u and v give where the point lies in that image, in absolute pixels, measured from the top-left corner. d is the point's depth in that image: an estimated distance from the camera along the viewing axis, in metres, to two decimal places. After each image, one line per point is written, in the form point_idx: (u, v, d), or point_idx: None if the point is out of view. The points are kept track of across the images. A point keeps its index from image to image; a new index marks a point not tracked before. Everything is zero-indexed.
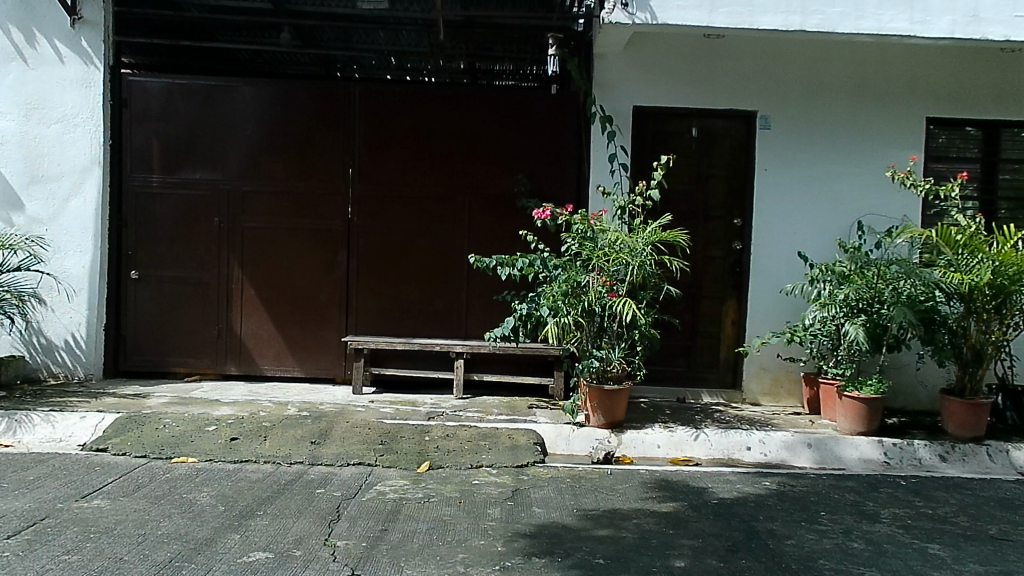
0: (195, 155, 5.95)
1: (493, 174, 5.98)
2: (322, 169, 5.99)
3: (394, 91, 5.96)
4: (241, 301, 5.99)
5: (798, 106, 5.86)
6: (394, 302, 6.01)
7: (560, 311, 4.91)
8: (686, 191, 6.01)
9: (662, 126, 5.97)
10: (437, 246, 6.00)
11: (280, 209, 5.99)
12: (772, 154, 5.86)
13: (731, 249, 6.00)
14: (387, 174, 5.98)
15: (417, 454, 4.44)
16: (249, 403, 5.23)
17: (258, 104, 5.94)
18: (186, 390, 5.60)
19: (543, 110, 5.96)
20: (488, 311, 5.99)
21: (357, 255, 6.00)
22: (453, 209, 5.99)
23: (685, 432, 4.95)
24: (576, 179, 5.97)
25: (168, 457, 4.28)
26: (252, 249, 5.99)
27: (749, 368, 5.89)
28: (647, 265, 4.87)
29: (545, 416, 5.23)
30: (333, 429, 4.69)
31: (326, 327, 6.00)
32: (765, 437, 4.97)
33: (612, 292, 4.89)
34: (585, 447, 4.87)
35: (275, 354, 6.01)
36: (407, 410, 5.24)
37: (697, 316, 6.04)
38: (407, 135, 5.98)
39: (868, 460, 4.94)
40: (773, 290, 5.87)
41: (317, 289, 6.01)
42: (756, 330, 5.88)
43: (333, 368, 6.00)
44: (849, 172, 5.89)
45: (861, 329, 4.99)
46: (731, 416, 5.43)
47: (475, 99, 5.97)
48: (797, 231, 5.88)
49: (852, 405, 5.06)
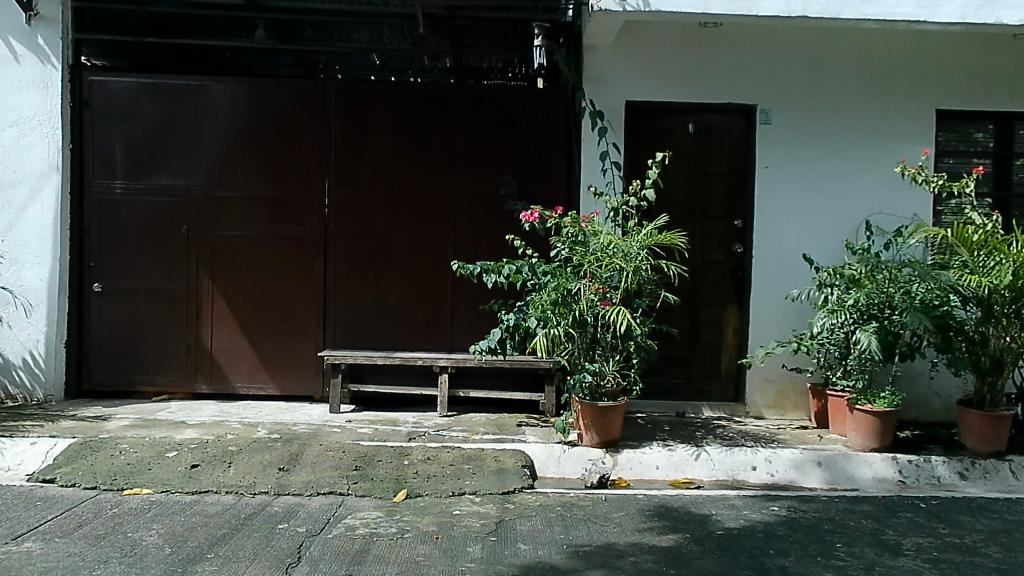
0: (163, 158, 5.59)
1: (479, 175, 5.63)
2: (298, 171, 5.63)
3: (373, 88, 5.61)
4: (212, 314, 5.63)
5: (800, 100, 5.52)
6: (375, 313, 5.65)
7: (550, 321, 4.55)
8: (683, 192, 5.66)
9: (657, 122, 5.63)
10: (421, 253, 5.64)
11: (253, 214, 5.63)
12: (773, 151, 5.52)
13: (731, 252, 5.65)
14: (367, 176, 5.63)
15: (395, 480, 4.07)
16: (217, 425, 4.86)
17: (229, 105, 5.59)
18: (151, 410, 5.24)
19: (531, 106, 5.62)
20: (474, 322, 5.64)
21: (336, 263, 5.64)
22: (437, 213, 5.63)
23: (686, 451, 4.60)
24: (566, 181, 5.62)
25: (121, 488, 3.92)
26: (223, 258, 5.63)
27: (752, 379, 5.54)
28: (642, 270, 4.54)
29: (534, 434, 4.86)
30: (303, 454, 4.33)
31: (302, 339, 5.64)
32: (772, 455, 4.62)
33: (605, 300, 4.50)
34: (578, 469, 4.51)
35: (248, 370, 5.64)
36: (387, 430, 4.88)
37: (697, 324, 5.68)
38: (388, 135, 5.63)
39: (883, 479, 4.59)
40: (777, 295, 5.52)
41: (293, 299, 5.65)
42: (761, 338, 5.52)
43: (310, 385, 5.64)
44: (857, 168, 5.54)
45: (873, 337, 4.63)
46: (735, 432, 5.07)
47: (459, 95, 5.62)
48: (802, 232, 5.53)
49: (864, 419, 4.73)
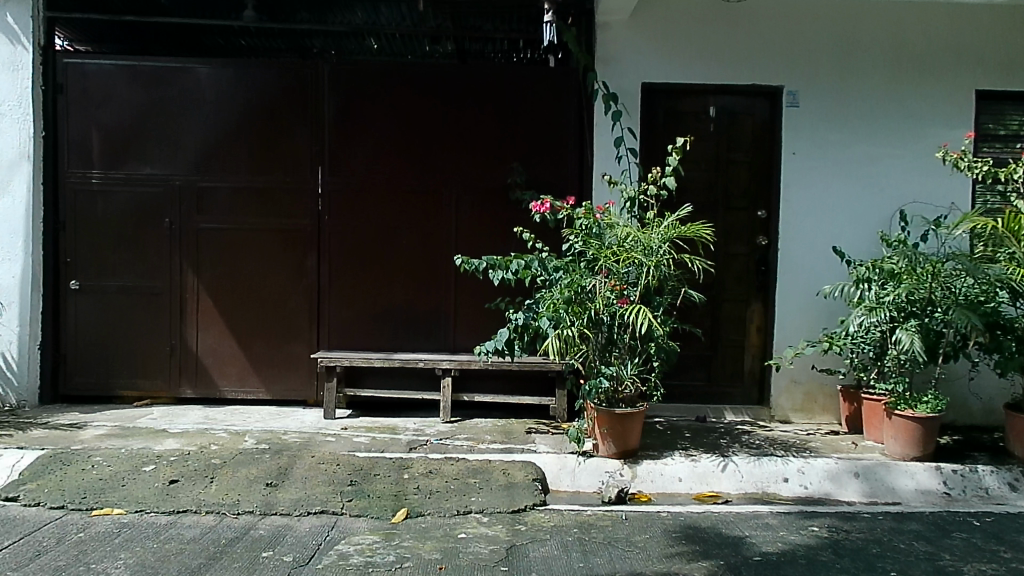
0: (143, 146, 5.20)
1: (484, 163, 5.24)
2: (289, 159, 5.24)
3: (369, 68, 5.21)
4: (197, 313, 5.24)
5: (829, 81, 5.12)
6: (372, 312, 5.27)
7: (562, 321, 4.16)
8: (704, 180, 5.25)
9: (675, 105, 5.21)
10: (422, 247, 5.25)
11: (241, 206, 5.24)
12: (801, 135, 5.12)
13: (755, 245, 5.25)
14: (363, 163, 5.24)
15: (394, 497, 3.69)
16: (201, 434, 4.49)
17: (214, 88, 5.20)
18: (130, 417, 4.85)
19: (539, 88, 5.21)
20: (479, 320, 5.25)
21: (330, 258, 5.26)
22: (438, 203, 5.24)
23: (711, 461, 4.22)
24: (577, 169, 5.23)
25: (90, 508, 3.55)
26: (209, 253, 5.24)
27: (779, 381, 5.15)
28: (664, 265, 4.15)
29: (546, 443, 4.48)
30: (293, 468, 3.95)
31: (295, 340, 5.26)
32: (804, 466, 4.25)
33: (622, 298, 4.14)
34: (594, 483, 4.13)
35: (237, 374, 5.26)
36: (385, 439, 4.50)
37: (718, 322, 5.28)
38: (386, 120, 5.23)
39: (926, 491, 4.21)
40: (805, 291, 5.12)
41: (285, 297, 5.26)
42: (788, 338, 5.13)
43: (303, 389, 5.26)
44: (891, 154, 5.14)
45: (916, 336, 4.25)
46: (762, 439, 4.69)
47: (462, 77, 5.22)
48: (832, 224, 5.13)
49: (903, 425, 4.35)
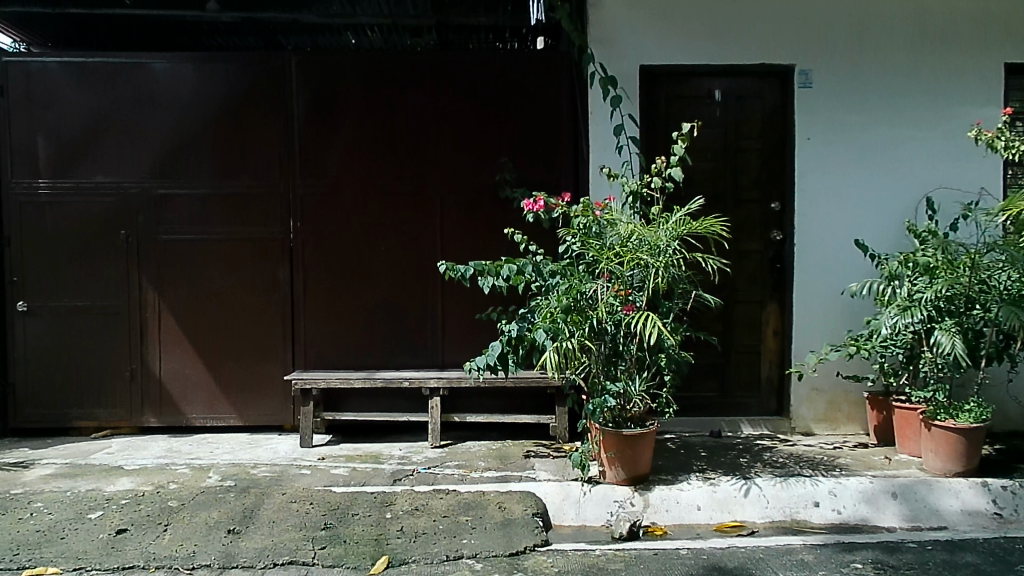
0: (93, 152, 4.72)
1: (470, 161, 4.77)
2: (255, 162, 4.77)
3: (340, 60, 4.75)
4: (160, 334, 4.77)
5: (845, 57, 4.67)
6: (353, 327, 4.80)
7: (560, 333, 3.67)
8: (711, 171, 4.78)
9: (676, 90, 4.76)
10: (404, 254, 4.79)
11: (204, 215, 4.77)
12: (815, 118, 4.67)
13: (769, 240, 4.77)
14: (337, 165, 4.78)
15: (374, 543, 3.22)
16: (159, 470, 4.01)
17: (169, 85, 4.73)
18: (85, 452, 4.37)
19: (528, 75, 4.75)
20: (470, 332, 4.79)
21: (304, 270, 4.79)
22: (420, 205, 4.78)
23: (732, 486, 3.77)
24: (572, 163, 4.77)
25: (20, 567, 3.02)
26: (170, 268, 4.77)
27: (799, 390, 4.71)
28: (673, 266, 3.69)
29: (546, 468, 4.03)
30: (259, 510, 3.48)
31: (268, 359, 4.79)
32: (836, 487, 3.80)
33: (627, 304, 3.69)
34: (601, 515, 3.67)
35: (205, 399, 4.79)
36: (367, 470, 4.03)
37: (731, 327, 4.81)
38: (360, 116, 4.77)
39: (973, 512, 3.76)
40: (825, 289, 4.67)
41: (257, 314, 4.79)
42: (808, 343, 4.67)
43: (279, 413, 4.79)
44: (914, 136, 4.69)
45: (957, 338, 3.79)
46: (786, 457, 4.23)
47: (441, 66, 4.76)
48: (852, 215, 4.68)
49: (944, 437, 3.89)
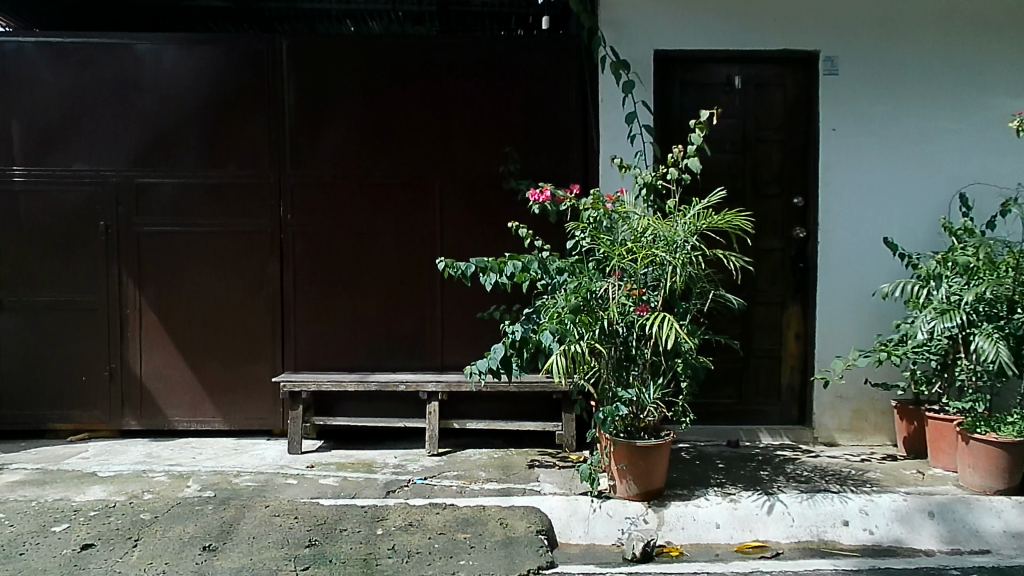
0: (72, 137, 4.45)
1: (473, 151, 4.48)
2: (244, 150, 4.49)
3: (334, 43, 4.46)
4: (140, 332, 4.49)
5: (873, 42, 4.37)
6: (347, 327, 4.52)
7: (569, 335, 3.36)
8: (729, 163, 4.47)
9: (692, 76, 4.45)
10: (402, 250, 4.50)
11: (189, 205, 4.49)
12: (841, 107, 4.36)
13: (791, 238, 4.46)
14: (330, 154, 4.49)
15: (362, 563, 2.93)
16: (135, 478, 3.72)
17: (153, 67, 4.45)
18: (58, 457, 4.09)
19: (535, 59, 4.45)
20: (470, 332, 4.50)
21: (295, 265, 4.50)
22: (419, 197, 4.49)
23: (754, 502, 3.47)
24: (581, 153, 4.48)
25: None
26: (151, 262, 4.49)
27: (822, 398, 4.40)
28: (692, 264, 3.39)
29: (551, 480, 3.73)
30: (239, 525, 3.19)
31: (256, 359, 4.51)
32: (867, 505, 3.50)
33: (641, 305, 3.39)
34: (611, 533, 3.38)
35: (189, 401, 4.50)
36: (358, 480, 3.74)
37: (750, 329, 4.51)
38: (355, 102, 4.48)
39: (1016, 534, 3.46)
40: (851, 291, 4.36)
41: (244, 311, 4.51)
42: (833, 349, 4.37)
43: (267, 417, 4.50)
44: (947, 127, 4.38)
45: (1001, 345, 3.50)
46: (810, 470, 3.93)
47: (443, 49, 4.46)
48: (880, 211, 4.37)
49: (984, 452, 3.59)
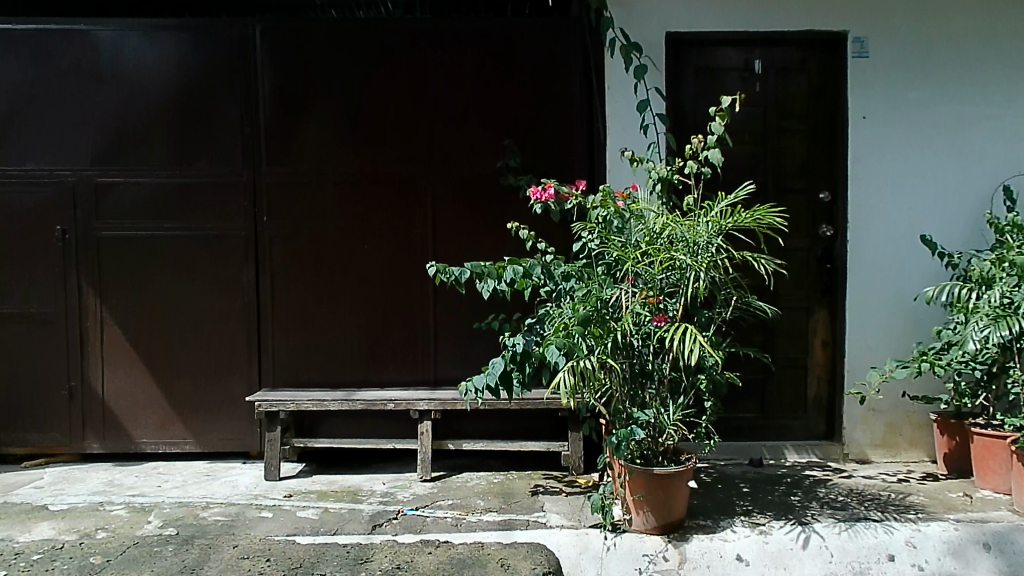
0: (24, 133, 4.05)
1: (468, 145, 4.08)
2: (215, 145, 4.08)
3: (313, 28, 4.05)
4: (102, 346, 4.09)
5: (907, 22, 3.97)
6: (330, 338, 4.11)
7: (577, 350, 2.96)
8: (749, 155, 4.07)
9: (708, 60, 4.05)
10: (389, 255, 4.10)
11: (154, 206, 4.09)
12: (872, 93, 3.97)
13: (817, 236, 4.07)
14: (310, 150, 4.09)
15: None
16: (90, 512, 3.32)
17: (113, 56, 4.05)
18: (8, 487, 3.69)
19: (536, 43, 4.05)
20: (466, 343, 4.10)
21: (272, 271, 4.10)
22: (408, 196, 4.09)
23: (787, 535, 3.07)
24: (586, 146, 4.08)
25: None
26: (114, 270, 4.09)
27: (854, 412, 4.01)
28: (717, 268, 2.99)
29: (558, 509, 3.34)
30: (204, 567, 2.78)
31: (230, 374, 4.10)
32: (914, 537, 3.10)
33: (659, 315, 2.99)
34: (628, 572, 2.99)
35: (157, 421, 4.10)
36: (340, 512, 3.34)
37: (773, 337, 4.11)
38: (337, 93, 4.08)
39: None
40: (884, 294, 3.98)
41: (215, 322, 4.10)
42: (865, 359, 3.98)
43: (243, 438, 4.11)
44: (988, 114, 3.99)
45: None
46: (845, 493, 3.53)
47: (434, 34, 4.06)
48: (916, 206, 3.98)
49: None
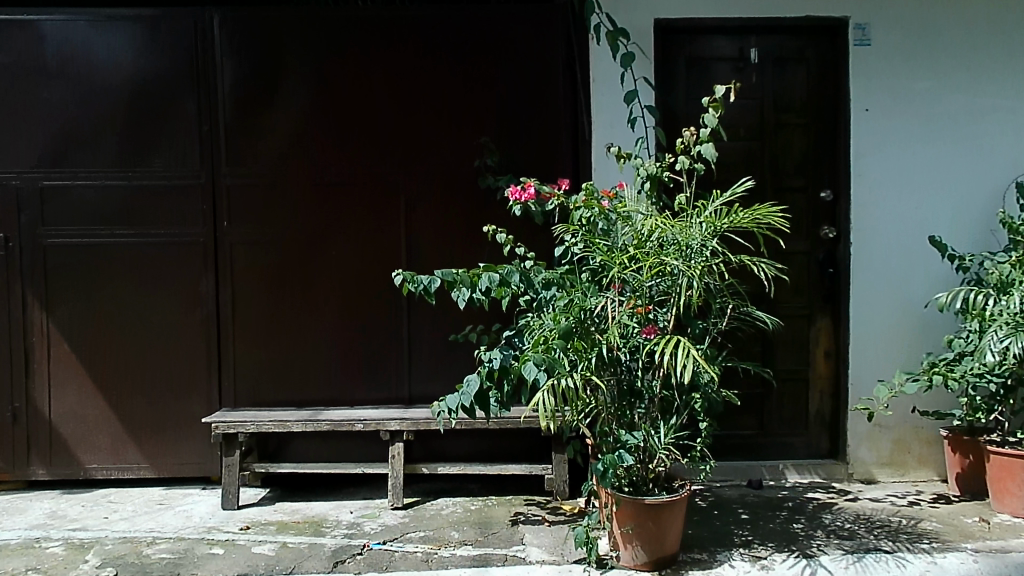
0: None
1: (443, 142, 3.79)
2: (171, 145, 3.78)
3: (275, 18, 3.75)
4: (50, 364, 3.78)
5: (912, 8, 3.70)
6: (296, 352, 3.82)
7: (558, 367, 2.65)
8: (745, 152, 3.79)
9: (699, 50, 3.77)
10: (359, 262, 3.80)
11: (105, 211, 3.78)
12: (875, 83, 3.69)
13: (819, 238, 3.79)
14: (273, 149, 3.79)
15: None
16: (24, 550, 3.01)
17: (59, 48, 3.74)
18: None
19: (515, 31, 3.76)
20: (443, 356, 3.81)
21: (233, 280, 3.80)
22: (379, 197, 3.79)
23: (790, 570, 2.78)
24: (571, 142, 3.80)
25: None
26: (62, 281, 3.78)
27: (860, 428, 3.72)
28: (711, 274, 2.71)
29: (538, 541, 3.04)
30: None
31: (189, 392, 3.80)
32: (930, 570, 2.81)
33: (648, 327, 2.72)
34: None
35: (110, 444, 3.80)
36: (300, 546, 3.04)
37: (772, 348, 3.83)
38: (301, 88, 3.78)
39: None
40: (890, 300, 3.70)
41: (173, 335, 3.80)
42: (871, 370, 3.71)
43: (203, 462, 3.80)
44: (999, 106, 3.71)
45: None
46: (853, 518, 3.25)
47: (406, 23, 3.77)
48: (923, 205, 3.70)
49: None
